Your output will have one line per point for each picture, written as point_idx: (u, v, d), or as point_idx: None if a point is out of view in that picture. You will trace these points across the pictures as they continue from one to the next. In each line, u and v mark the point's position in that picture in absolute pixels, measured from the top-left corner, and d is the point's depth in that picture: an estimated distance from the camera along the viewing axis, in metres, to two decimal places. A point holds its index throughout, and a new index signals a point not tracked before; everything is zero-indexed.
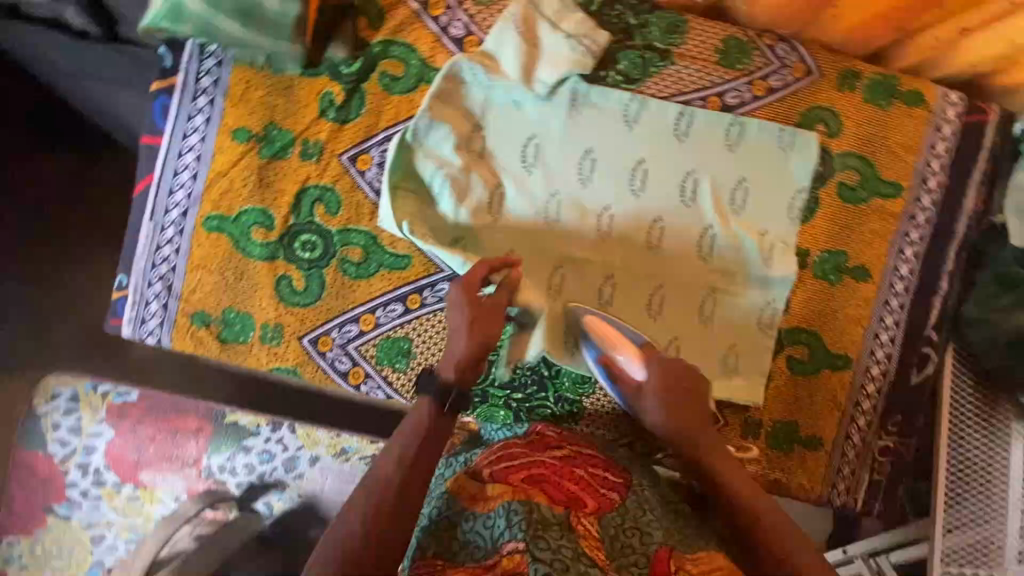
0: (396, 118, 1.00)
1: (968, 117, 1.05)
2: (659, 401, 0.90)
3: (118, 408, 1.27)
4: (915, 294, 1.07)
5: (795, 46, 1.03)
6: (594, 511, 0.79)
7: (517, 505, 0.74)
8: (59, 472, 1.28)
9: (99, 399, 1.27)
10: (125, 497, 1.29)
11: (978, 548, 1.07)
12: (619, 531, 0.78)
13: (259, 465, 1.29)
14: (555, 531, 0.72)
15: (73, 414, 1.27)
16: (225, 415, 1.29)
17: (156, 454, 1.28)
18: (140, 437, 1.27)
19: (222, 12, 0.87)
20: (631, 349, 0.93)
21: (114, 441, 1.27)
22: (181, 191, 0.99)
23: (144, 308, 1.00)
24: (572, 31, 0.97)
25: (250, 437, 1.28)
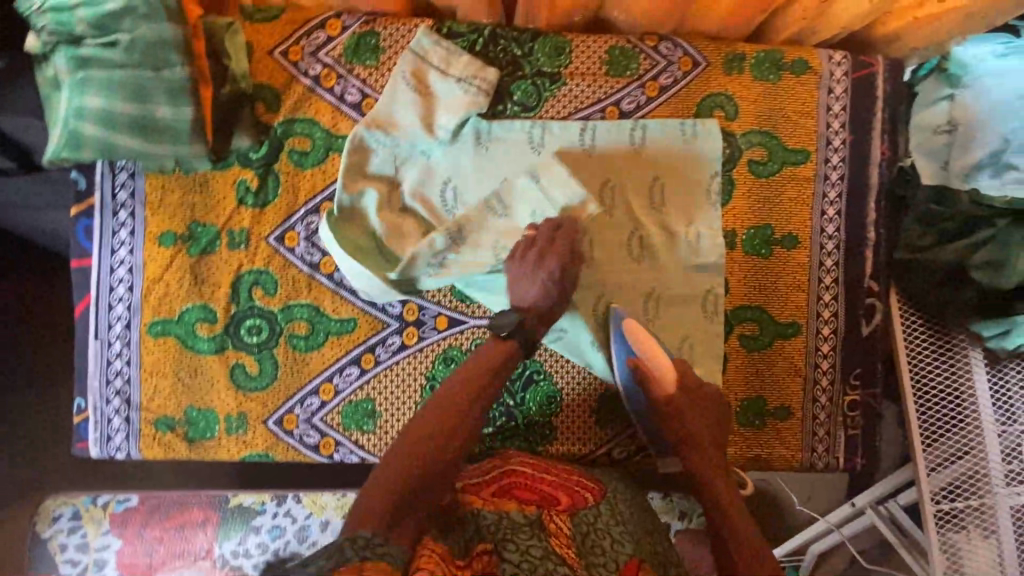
0: (314, 191, 1.02)
1: (857, 73, 1.08)
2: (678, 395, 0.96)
3: (121, 516, 1.24)
4: (846, 249, 1.10)
5: (678, 41, 1.06)
6: (566, 509, 0.88)
7: (488, 514, 0.83)
8: None
9: (101, 511, 1.23)
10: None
11: (965, 479, 1.06)
12: (590, 530, 0.85)
13: (272, 540, 1.25)
14: (525, 532, 0.81)
15: (78, 532, 1.23)
16: (229, 500, 1.26)
17: (166, 553, 1.23)
18: (148, 540, 1.23)
19: (118, 130, 0.89)
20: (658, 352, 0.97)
21: (123, 550, 1.23)
22: (120, 305, 1.01)
23: (107, 425, 1.01)
24: (461, 74, 1.01)
25: (257, 516, 1.25)
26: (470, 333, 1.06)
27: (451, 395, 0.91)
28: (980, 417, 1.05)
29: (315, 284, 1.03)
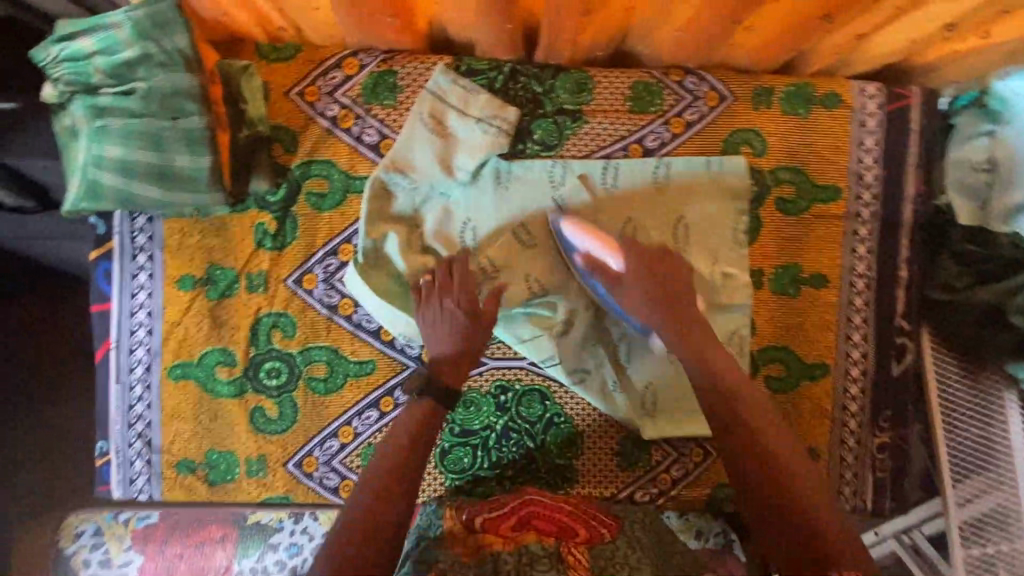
0: (332, 233, 1.01)
1: (890, 106, 1.04)
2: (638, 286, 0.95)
3: (142, 534, 1.15)
4: (877, 287, 1.07)
5: (703, 75, 1.03)
6: (585, 542, 0.88)
7: (509, 555, 0.83)
8: None
9: (122, 528, 1.16)
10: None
11: (996, 521, 1.04)
12: (608, 563, 0.85)
13: (290, 560, 1.14)
14: (544, 564, 0.81)
15: (99, 548, 1.14)
16: (247, 517, 1.16)
17: (187, 571, 1.13)
18: (167, 558, 1.13)
19: (138, 179, 0.89)
20: (612, 245, 0.98)
21: (144, 567, 1.13)
22: (140, 348, 1.00)
23: (130, 468, 1.02)
24: (480, 114, 0.99)
25: (275, 533, 1.15)
26: (489, 375, 1.06)
27: (395, 468, 0.84)
28: (1015, 461, 1.04)
29: (334, 326, 1.02)
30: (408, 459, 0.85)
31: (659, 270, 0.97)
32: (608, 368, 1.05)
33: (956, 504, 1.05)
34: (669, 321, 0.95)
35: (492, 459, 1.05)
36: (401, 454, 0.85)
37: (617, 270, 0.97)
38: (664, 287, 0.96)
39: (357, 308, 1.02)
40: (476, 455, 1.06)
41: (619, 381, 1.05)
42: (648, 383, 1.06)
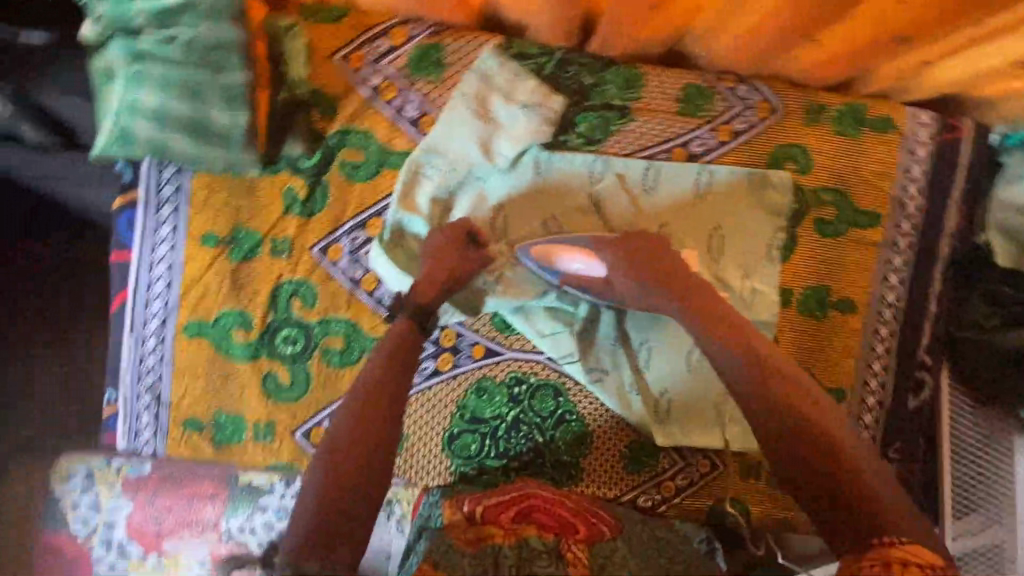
0: (363, 205, 0.99)
1: (942, 136, 1.02)
2: (625, 273, 0.92)
3: (134, 482, 1.19)
4: (904, 319, 1.06)
5: (757, 85, 1.00)
6: (585, 539, 0.84)
7: (509, 549, 0.78)
8: (84, 549, 1.20)
9: (115, 475, 1.19)
10: (152, 566, 1.18)
11: (988, 557, 1.05)
12: (609, 562, 0.81)
13: (277, 522, 1.17)
14: (544, 560, 0.76)
15: (91, 491, 1.20)
16: (238, 477, 1.18)
17: (174, 521, 1.17)
18: (158, 507, 1.18)
19: (172, 130, 0.87)
20: (582, 250, 0.95)
21: (134, 514, 1.17)
22: (157, 302, 0.99)
23: (136, 421, 1.01)
24: (526, 100, 0.97)
25: (264, 496, 1.16)
26: (505, 365, 1.05)
27: (374, 400, 0.78)
28: (1015, 501, 1.03)
29: (355, 300, 1.01)
30: (387, 384, 0.79)
31: (653, 260, 0.91)
32: (627, 363, 1.05)
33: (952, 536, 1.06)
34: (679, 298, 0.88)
35: (499, 449, 1.05)
36: (376, 387, 0.79)
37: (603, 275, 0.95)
38: (643, 262, 0.91)
39: (380, 285, 1.01)
40: (484, 443, 1.06)
41: (634, 385, 1.05)
42: (663, 390, 1.05)
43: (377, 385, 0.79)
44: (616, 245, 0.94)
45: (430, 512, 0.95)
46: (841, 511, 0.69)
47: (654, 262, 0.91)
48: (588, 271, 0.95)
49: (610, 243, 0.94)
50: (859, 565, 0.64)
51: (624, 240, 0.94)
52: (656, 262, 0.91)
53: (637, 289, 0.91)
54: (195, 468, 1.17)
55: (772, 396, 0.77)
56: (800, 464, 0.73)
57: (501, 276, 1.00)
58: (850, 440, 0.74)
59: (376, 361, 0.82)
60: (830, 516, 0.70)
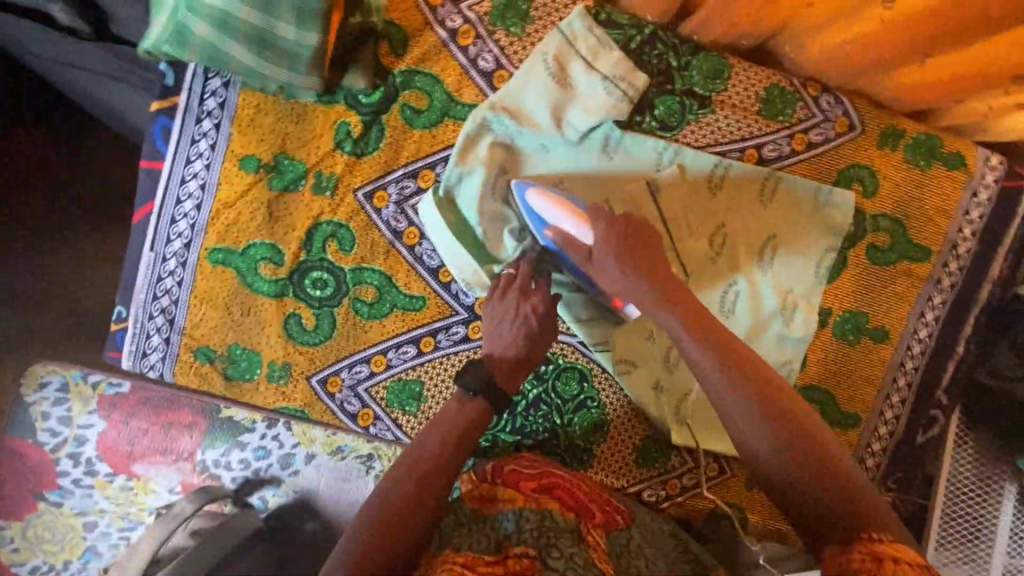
0: (418, 154, 0.94)
1: (1007, 183, 1.02)
2: (609, 250, 0.83)
3: (110, 400, 1.14)
4: (931, 356, 1.07)
5: (841, 98, 0.98)
6: (602, 525, 0.85)
7: (531, 513, 0.79)
8: (49, 461, 1.14)
9: (90, 390, 1.13)
10: (119, 486, 1.15)
11: None
12: (624, 551, 0.82)
13: (255, 460, 1.15)
14: (567, 537, 0.77)
15: (63, 405, 1.13)
16: (219, 410, 1.15)
17: (149, 445, 1.14)
18: (133, 429, 1.13)
19: (233, 37, 0.80)
20: (577, 214, 0.86)
21: (107, 432, 1.13)
22: (184, 221, 0.93)
23: (145, 341, 0.96)
24: (607, 71, 0.92)
25: (245, 433, 1.14)
26: None
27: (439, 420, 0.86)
28: (993, 544, 1.05)
29: (393, 253, 0.96)
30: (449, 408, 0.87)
31: (638, 234, 0.84)
32: (660, 365, 1.03)
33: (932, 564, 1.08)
34: (671, 305, 0.81)
35: (515, 424, 1.03)
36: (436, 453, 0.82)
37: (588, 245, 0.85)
38: (641, 238, 0.84)
39: (422, 240, 0.96)
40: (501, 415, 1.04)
41: (660, 382, 1.03)
42: (686, 391, 1.04)
43: (438, 451, 0.82)
44: (610, 220, 0.85)
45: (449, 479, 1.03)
46: (831, 519, 0.66)
47: (643, 243, 0.84)
48: (575, 234, 0.86)
49: (612, 220, 0.85)
50: (848, 560, 0.61)
51: (632, 226, 0.85)
52: (649, 250, 0.84)
53: (622, 272, 0.82)
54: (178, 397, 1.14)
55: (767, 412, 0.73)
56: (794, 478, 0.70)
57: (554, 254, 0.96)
58: (832, 446, 0.73)
59: (446, 434, 0.84)
60: (819, 522, 0.67)
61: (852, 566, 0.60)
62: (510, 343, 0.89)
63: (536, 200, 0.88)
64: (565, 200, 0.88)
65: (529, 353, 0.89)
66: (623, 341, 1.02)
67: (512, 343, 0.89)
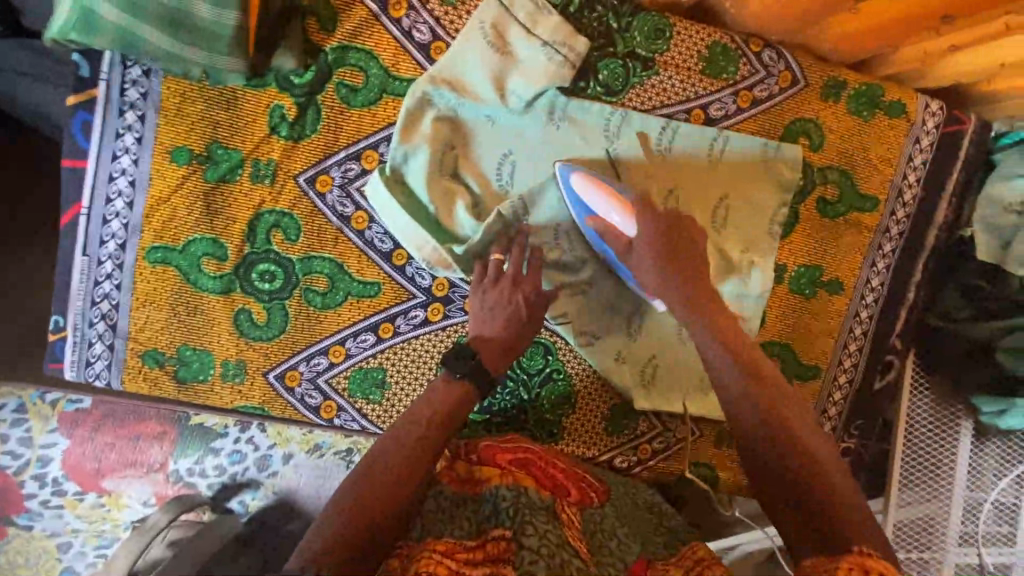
0: (359, 134, 0.91)
1: (947, 128, 1.03)
2: (649, 256, 0.85)
3: (72, 417, 1.08)
4: (884, 304, 1.10)
5: (782, 52, 0.97)
6: (577, 502, 0.84)
7: (507, 491, 0.78)
8: (13, 484, 1.09)
9: (49, 408, 1.07)
10: (90, 504, 1.12)
11: (924, 525, 1.12)
12: (597, 530, 0.82)
13: (230, 465, 1.13)
14: (543, 515, 0.75)
15: (20, 426, 1.07)
16: (190, 417, 1.11)
17: (117, 460, 1.10)
18: (98, 445, 1.09)
19: (146, 18, 0.76)
20: (622, 204, 0.86)
21: (72, 450, 1.09)
22: (116, 220, 0.89)
23: (87, 350, 0.92)
24: (547, 37, 0.89)
25: (217, 439, 1.11)
26: None
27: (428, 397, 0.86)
28: (953, 479, 1.11)
29: (343, 239, 0.93)
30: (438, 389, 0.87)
31: (678, 248, 0.86)
32: (623, 333, 1.03)
33: (896, 501, 1.13)
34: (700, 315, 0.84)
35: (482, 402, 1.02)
36: (424, 430, 0.81)
37: (630, 236, 0.87)
38: (678, 256, 0.86)
39: (372, 223, 0.93)
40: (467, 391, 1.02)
41: (623, 351, 1.04)
42: (651, 356, 1.04)
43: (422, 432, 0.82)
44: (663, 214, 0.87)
45: None
46: (811, 521, 0.68)
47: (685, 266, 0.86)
48: (620, 226, 0.87)
49: (656, 217, 0.86)
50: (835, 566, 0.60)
51: (673, 224, 0.87)
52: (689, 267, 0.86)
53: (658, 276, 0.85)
54: (139, 408, 1.09)
55: (767, 412, 0.77)
56: (781, 471, 0.73)
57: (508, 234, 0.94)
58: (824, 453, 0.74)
59: (433, 410, 0.84)
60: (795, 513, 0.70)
61: (831, 570, 0.60)
62: (505, 330, 0.88)
63: (579, 185, 0.88)
64: (607, 184, 0.88)
65: (516, 338, 0.89)
66: (583, 312, 1.01)
67: (505, 327, 0.88)
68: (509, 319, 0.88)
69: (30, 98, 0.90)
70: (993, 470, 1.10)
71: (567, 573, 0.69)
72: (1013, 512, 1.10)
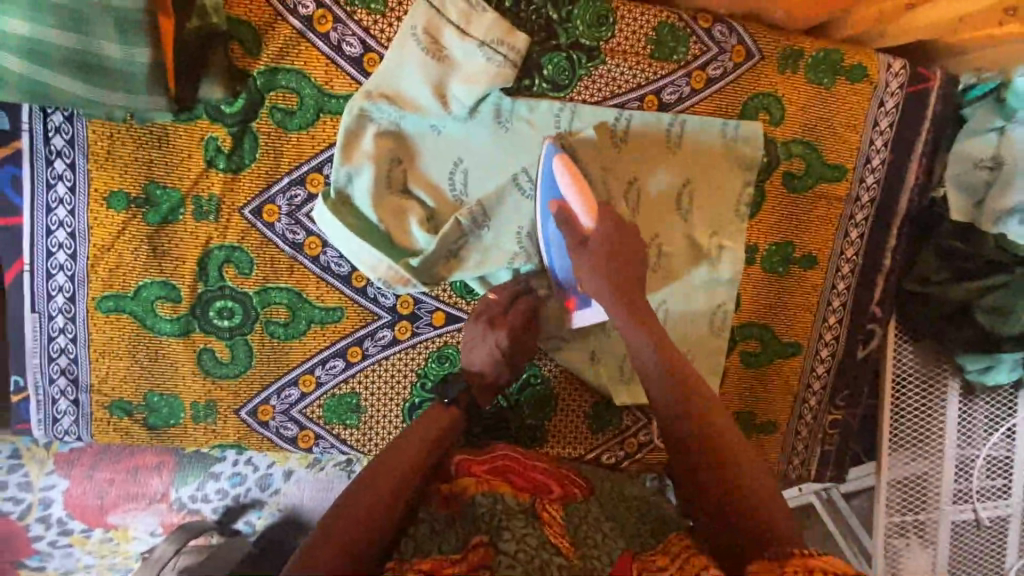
0: (300, 159, 0.87)
1: (913, 86, 1.00)
2: (603, 253, 0.81)
3: (67, 457, 1.07)
4: (861, 273, 1.07)
5: (733, 26, 0.93)
6: (559, 499, 0.82)
7: (482, 498, 0.76)
8: (19, 528, 1.09)
9: (44, 451, 1.06)
10: (98, 540, 1.12)
11: (919, 487, 1.13)
12: (581, 522, 0.78)
13: (232, 487, 1.12)
14: (519, 518, 0.73)
15: (17, 471, 1.06)
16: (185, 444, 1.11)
17: (119, 494, 1.09)
18: (98, 481, 1.08)
19: (52, 66, 0.74)
20: (590, 202, 0.83)
21: (72, 490, 1.08)
22: (61, 273, 0.86)
23: (53, 407, 0.90)
24: (484, 36, 0.85)
25: (216, 462, 1.11)
26: None
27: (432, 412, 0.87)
28: (943, 439, 1.11)
29: (298, 267, 0.91)
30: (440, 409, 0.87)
31: (625, 257, 0.82)
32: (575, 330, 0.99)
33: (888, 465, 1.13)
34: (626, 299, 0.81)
35: None
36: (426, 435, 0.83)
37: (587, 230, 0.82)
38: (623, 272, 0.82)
39: (325, 248, 0.91)
40: None
41: (597, 350, 1.01)
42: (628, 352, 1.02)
43: (416, 437, 0.82)
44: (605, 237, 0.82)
45: None
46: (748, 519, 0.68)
47: (623, 275, 0.82)
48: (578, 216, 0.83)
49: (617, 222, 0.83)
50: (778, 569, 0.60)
51: (630, 245, 0.83)
52: (630, 284, 0.82)
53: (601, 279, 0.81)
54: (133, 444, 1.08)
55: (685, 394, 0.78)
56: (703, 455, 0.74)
57: (464, 245, 0.91)
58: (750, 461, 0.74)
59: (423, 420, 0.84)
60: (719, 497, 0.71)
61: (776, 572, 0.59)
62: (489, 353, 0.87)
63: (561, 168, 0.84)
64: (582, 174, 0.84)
65: (503, 376, 0.90)
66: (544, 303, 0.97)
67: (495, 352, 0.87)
68: (491, 358, 0.87)
69: None
70: (983, 427, 1.10)
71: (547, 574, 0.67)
72: (1006, 465, 1.10)
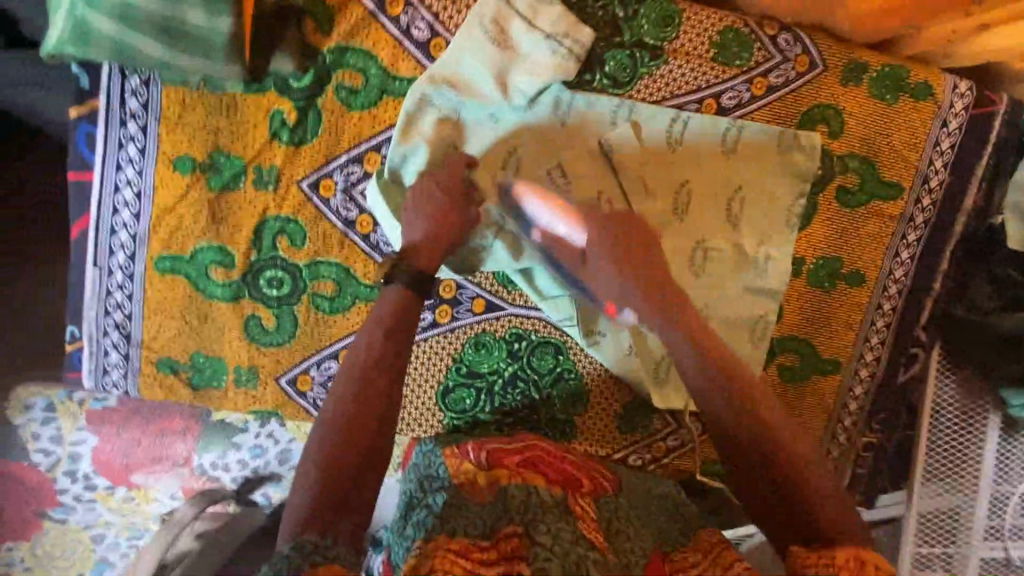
0: (360, 137, 0.89)
1: (979, 109, 0.98)
2: (607, 253, 0.82)
3: (98, 414, 1.05)
4: (907, 295, 1.05)
5: (799, 35, 0.93)
6: (589, 493, 0.82)
7: (516, 488, 0.75)
8: (48, 481, 1.11)
9: (77, 407, 1.04)
10: (121, 497, 1.15)
11: (948, 519, 1.07)
12: (614, 517, 0.79)
13: (252, 459, 1.12)
14: (553, 512, 0.72)
15: (50, 424, 1.05)
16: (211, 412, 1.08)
17: (144, 456, 1.09)
18: (125, 440, 1.07)
19: (140, 30, 0.77)
20: (568, 214, 0.86)
21: (100, 448, 1.07)
22: (124, 231, 0.89)
23: (103, 359, 0.93)
24: (550, 29, 0.86)
25: (238, 434, 1.10)
26: (506, 321, 1.00)
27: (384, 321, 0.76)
28: (979, 473, 1.05)
29: (348, 243, 0.92)
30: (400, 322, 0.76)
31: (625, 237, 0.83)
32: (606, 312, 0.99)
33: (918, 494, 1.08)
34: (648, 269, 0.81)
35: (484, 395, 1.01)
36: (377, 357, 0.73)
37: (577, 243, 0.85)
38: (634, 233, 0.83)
39: (376, 227, 0.92)
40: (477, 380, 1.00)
41: (636, 348, 1.00)
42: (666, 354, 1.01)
43: (377, 359, 0.73)
44: (603, 216, 0.85)
45: (428, 461, 0.89)
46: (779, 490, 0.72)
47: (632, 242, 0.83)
48: (565, 235, 0.86)
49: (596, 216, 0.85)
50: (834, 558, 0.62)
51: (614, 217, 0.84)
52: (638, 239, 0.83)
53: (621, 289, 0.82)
54: (162, 406, 1.06)
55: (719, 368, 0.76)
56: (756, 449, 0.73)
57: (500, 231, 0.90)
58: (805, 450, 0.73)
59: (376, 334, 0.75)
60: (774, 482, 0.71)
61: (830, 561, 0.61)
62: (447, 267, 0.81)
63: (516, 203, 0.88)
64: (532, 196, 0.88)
65: None
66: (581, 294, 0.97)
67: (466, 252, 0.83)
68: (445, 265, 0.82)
69: (43, 106, 0.93)
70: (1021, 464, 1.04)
71: (583, 569, 0.65)
72: None
